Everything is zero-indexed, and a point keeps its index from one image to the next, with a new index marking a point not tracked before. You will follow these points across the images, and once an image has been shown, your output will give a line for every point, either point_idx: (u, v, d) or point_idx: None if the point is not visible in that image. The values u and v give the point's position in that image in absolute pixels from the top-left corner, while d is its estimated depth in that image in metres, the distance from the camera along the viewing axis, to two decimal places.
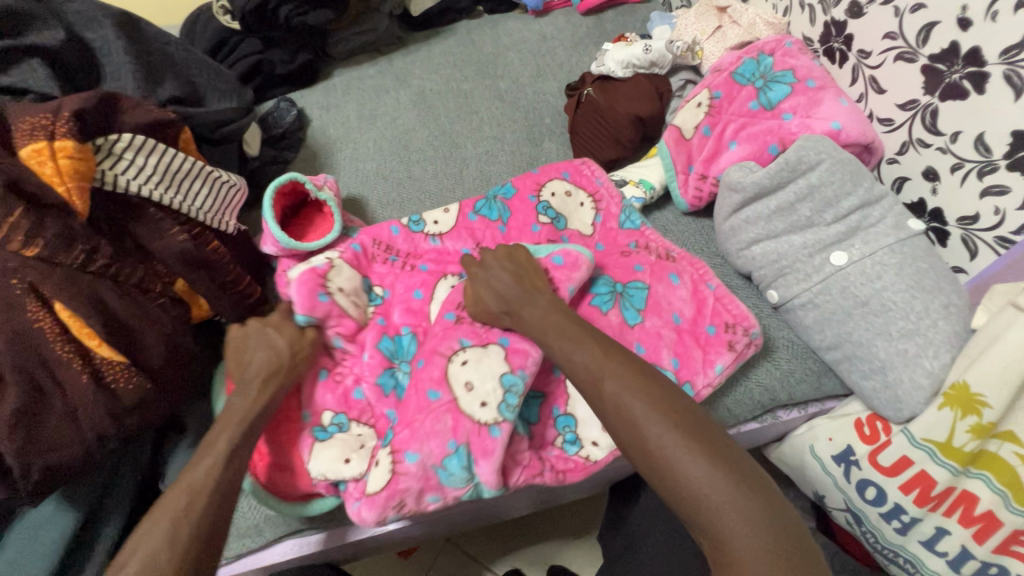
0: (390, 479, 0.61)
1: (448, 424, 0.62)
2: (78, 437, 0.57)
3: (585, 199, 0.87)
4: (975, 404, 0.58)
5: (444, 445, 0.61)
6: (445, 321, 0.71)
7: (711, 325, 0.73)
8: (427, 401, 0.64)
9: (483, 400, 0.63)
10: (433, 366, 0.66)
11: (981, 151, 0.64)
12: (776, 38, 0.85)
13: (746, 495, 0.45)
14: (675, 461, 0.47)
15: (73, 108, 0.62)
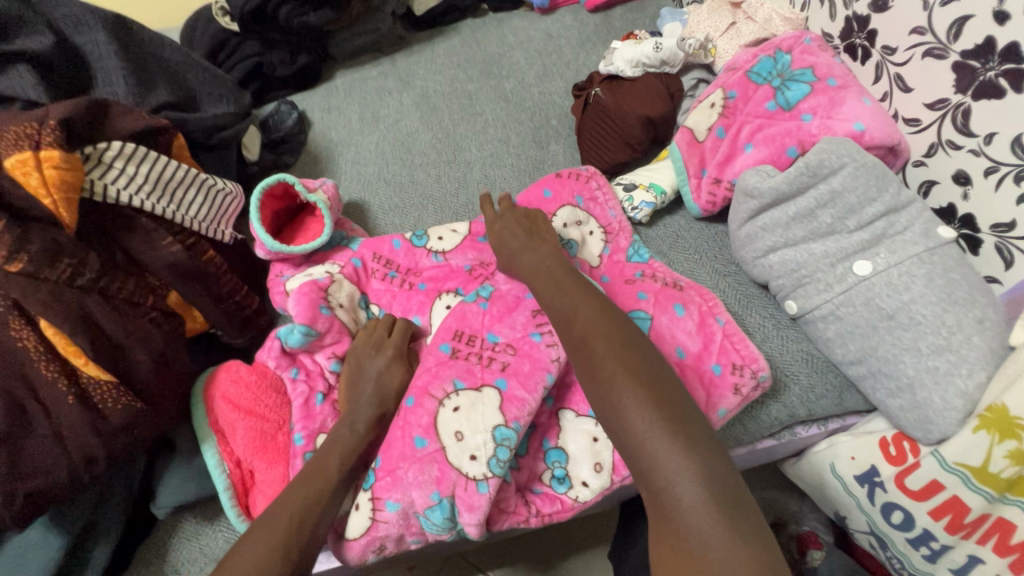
0: (370, 527, 0.61)
1: (433, 476, 0.61)
2: (64, 461, 0.54)
3: (595, 229, 0.83)
4: (1014, 428, 0.54)
5: (428, 496, 0.60)
6: (438, 354, 0.68)
7: (717, 364, 0.68)
8: (413, 450, 0.62)
9: (472, 453, 0.61)
10: (422, 411, 0.63)
11: (1019, 154, 0.60)
12: (794, 35, 0.81)
13: (704, 467, 0.45)
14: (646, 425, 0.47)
15: (59, 116, 0.59)
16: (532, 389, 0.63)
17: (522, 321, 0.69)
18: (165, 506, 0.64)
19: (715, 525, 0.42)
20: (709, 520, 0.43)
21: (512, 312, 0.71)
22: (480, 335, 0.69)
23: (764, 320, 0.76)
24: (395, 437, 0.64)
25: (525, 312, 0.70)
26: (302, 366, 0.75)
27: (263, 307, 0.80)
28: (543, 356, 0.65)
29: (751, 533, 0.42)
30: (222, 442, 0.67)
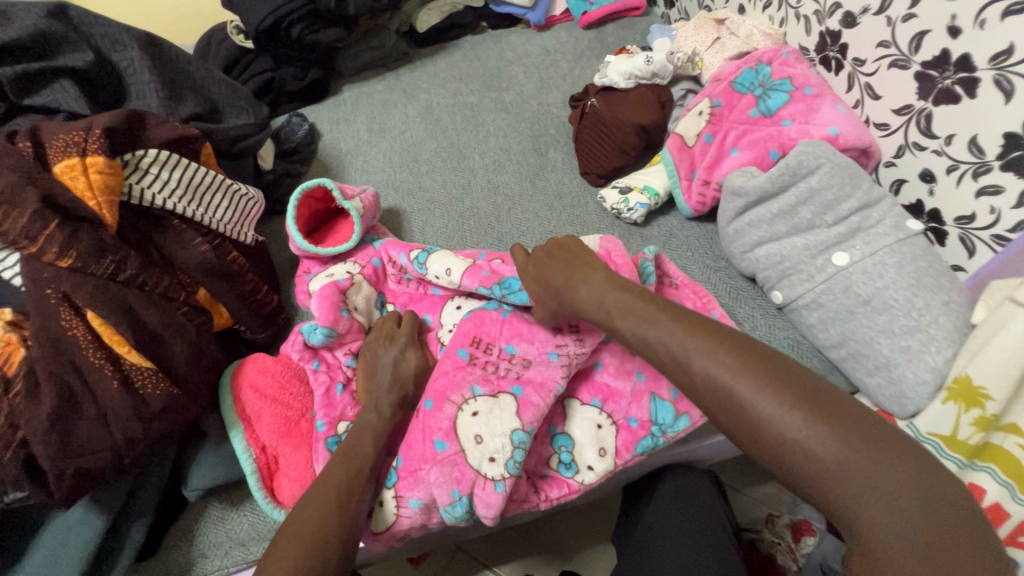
0: (395, 521, 0.65)
1: (453, 476, 0.65)
2: (109, 441, 0.58)
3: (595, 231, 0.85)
4: (978, 397, 0.60)
5: (448, 493, 0.64)
6: (456, 359, 0.71)
7: None
8: (433, 452, 0.66)
9: (491, 455, 0.65)
10: (442, 415, 0.67)
11: (975, 152, 0.66)
12: (773, 49, 0.88)
13: (788, 396, 0.46)
14: (769, 414, 0.46)
15: (103, 125, 0.65)
16: (546, 396, 0.68)
17: (541, 337, 0.72)
18: (197, 488, 0.68)
19: (824, 442, 0.43)
20: (812, 437, 0.44)
21: (532, 328, 0.73)
22: (497, 344, 0.73)
23: (752, 310, 0.82)
24: (416, 436, 0.67)
25: (545, 328, 0.73)
26: (322, 358, 0.79)
27: (282, 305, 0.85)
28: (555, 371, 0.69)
29: (866, 446, 0.43)
30: (249, 429, 0.71)
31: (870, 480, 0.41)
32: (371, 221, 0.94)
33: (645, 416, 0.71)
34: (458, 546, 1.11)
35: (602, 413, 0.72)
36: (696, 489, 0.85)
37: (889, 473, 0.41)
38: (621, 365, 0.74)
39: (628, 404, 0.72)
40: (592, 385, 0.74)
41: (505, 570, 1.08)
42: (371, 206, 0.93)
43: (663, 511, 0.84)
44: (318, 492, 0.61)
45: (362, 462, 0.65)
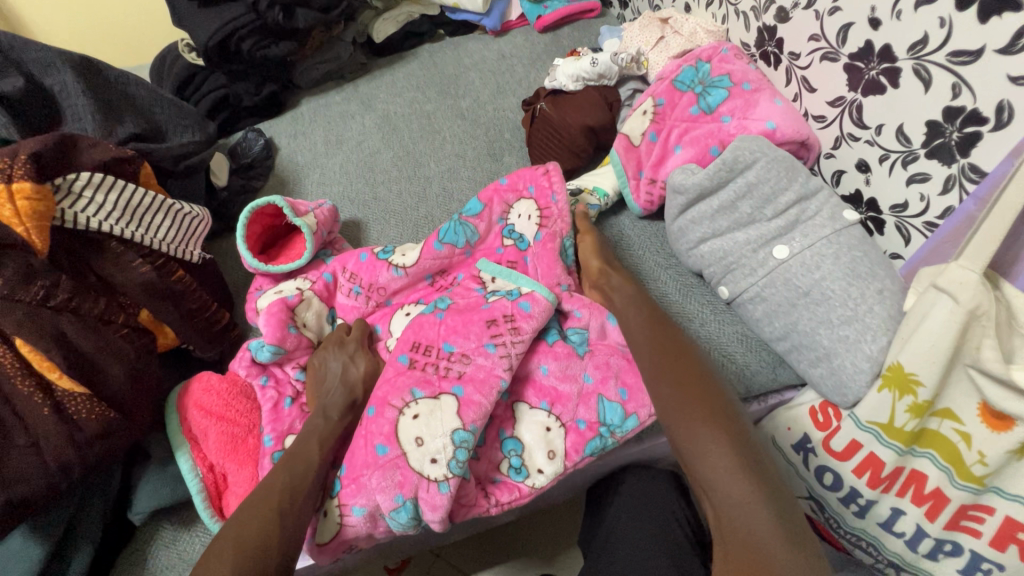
0: (339, 531, 0.65)
1: (396, 480, 0.64)
2: (42, 469, 0.58)
3: (533, 212, 0.84)
4: (910, 384, 0.60)
5: (392, 498, 0.64)
6: (397, 365, 0.72)
7: None
8: (375, 456, 0.66)
9: (433, 457, 0.65)
10: (384, 419, 0.67)
11: (902, 141, 0.67)
12: (712, 46, 0.89)
13: (695, 394, 0.59)
14: (696, 428, 0.56)
15: (30, 151, 0.64)
16: (487, 393, 0.68)
17: (476, 331, 0.72)
18: (142, 511, 0.67)
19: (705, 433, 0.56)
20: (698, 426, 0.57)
21: (468, 323, 0.73)
22: (436, 345, 0.73)
23: (702, 306, 0.82)
24: (359, 443, 0.67)
25: (481, 322, 0.73)
26: (271, 374, 0.79)
27: (233, 321, 0.85)
28: (495, 365, 0.70)
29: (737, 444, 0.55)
30: (195, 448, 0.71)
31: (761, 512, 0.50)
32: (327, 235, 0.93)
33: (592, 417, 0.71)
34: (435, 553, 1.10)
35: (550, 416, 0.72)
36: (654, 487, 0.86)
37: (785, 512, 0.50)
38: (565, 367, 0.73)
39: (575, 405, 0.72)
40: (537, 387, 0.74)
41: None
42: (329, 220, 0.92)
43: (623, 511, 0.84)
44: (262, 496, 0.60)
45: (307, 467, 0.64)
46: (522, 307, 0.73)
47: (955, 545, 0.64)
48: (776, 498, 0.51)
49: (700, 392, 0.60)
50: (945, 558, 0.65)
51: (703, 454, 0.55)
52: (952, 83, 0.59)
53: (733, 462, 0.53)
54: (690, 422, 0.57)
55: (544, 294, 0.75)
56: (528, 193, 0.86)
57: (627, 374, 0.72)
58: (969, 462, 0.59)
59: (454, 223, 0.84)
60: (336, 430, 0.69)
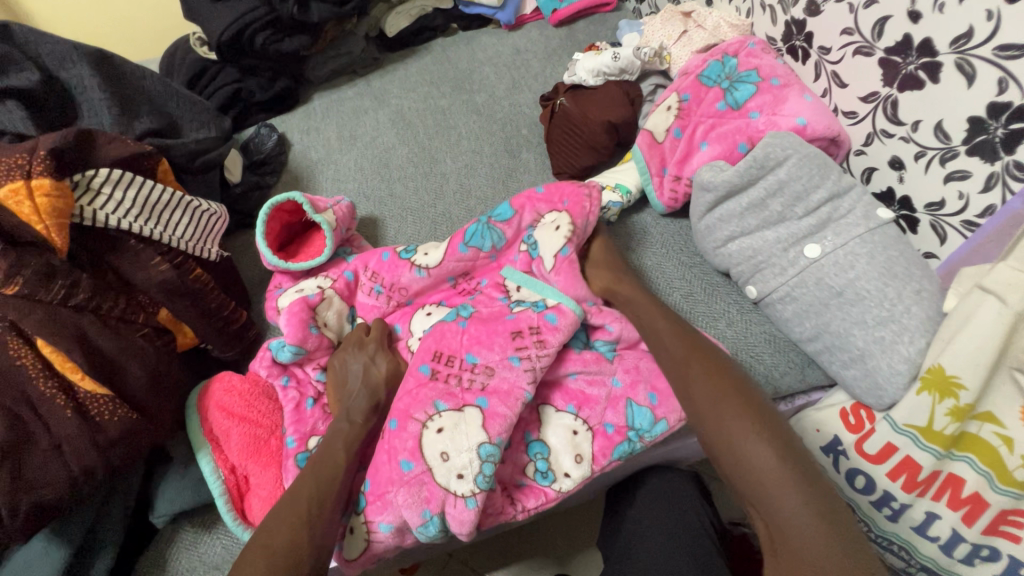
0: (367, 547, 0.64)
1: (423, 496, 0.63)
2: (64, 472, 0.57)
3: (565, 223, 0.80)
4: (952, 387, 0.59)
5: (419, 514, 0.63)
6: (418, 376, 0.70)
7: None
8: (400, 473, 0.64)
9: (459, 472, 0.63)
10: (407, 435, 0.66)
11: (941, 138, 0.65)
12: (739, 40, 0.87)
13: (722, 391, 0.58)
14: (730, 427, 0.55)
15: (48, 147, 0.63)
16: (512, 405, 0.66)
17: (501, 342, 0.71)
18: (163, 514, 0.66)
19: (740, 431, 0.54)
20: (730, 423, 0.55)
21: (492, 335, 0.72)
22: (459, 355, 0.72)
23: (728, 306, 0.81)
24: (383, 457, 0.66)
25: (506, 334, 0.72)
26: (292, 373, 0.78)
27: (251, 321, 0.83)
28: (519, 378, 0.68)
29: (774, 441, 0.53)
30: (217, 450, 0.69)
31: (806, 511, 0.48)
32: (345, 232, 0.92)
33: (620, 420, 0.70)
34: (450, 554, 1.09)
35: (577, 419, 0.71)
36: (676, 489, 0.84)
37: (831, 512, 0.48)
38: (594, 371, 0.73)
39: (603, 409, 0.71)
40: (565, 391, 0.73)
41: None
42: (347, 217, 0.91)
43: (645, 515, 0.82)
44: (290, 502, 0.59)
45: (333, 472, 0.63)
46: (548, 319, 0.72)
47: (993, 550, 0.62)
48: (815, 492, 0.50)
49: (730, 390, 0.58)
50: (981, 563, 0.63)
51: (737, 448, 0.53)
52: (999, 78, 0.58)
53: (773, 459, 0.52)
54: (721, 419, 0.56)
55: (571, 308, 0.73)
56: (563, 207, 0.83)
57: (656, 379, 0.72)
58: (1011, 467, 0.58)
59: (481, 225, 0.83)
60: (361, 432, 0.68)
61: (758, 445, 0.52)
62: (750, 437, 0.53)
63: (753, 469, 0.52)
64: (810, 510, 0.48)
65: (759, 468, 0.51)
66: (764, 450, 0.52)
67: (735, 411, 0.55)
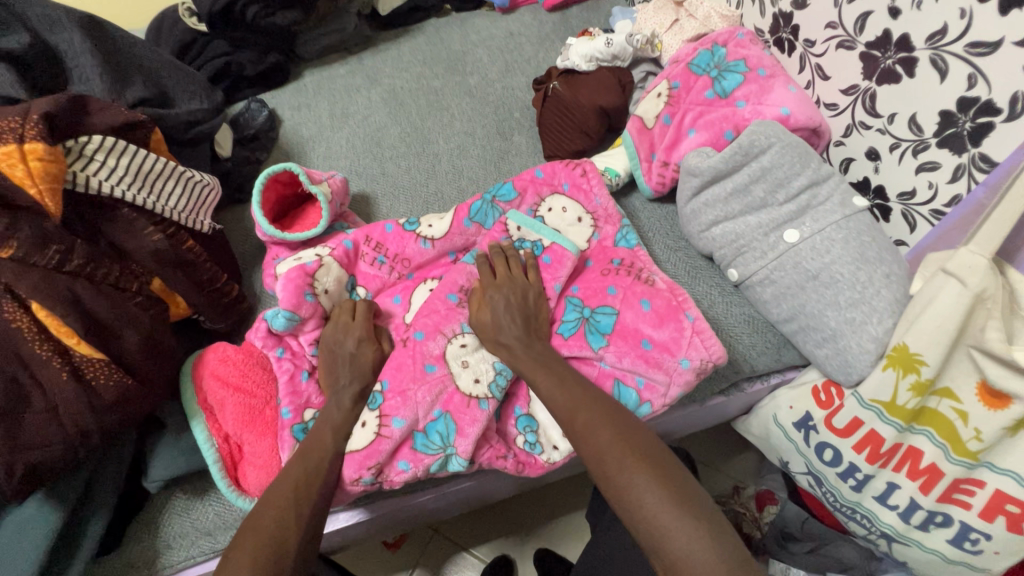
0: (374, 440, 0.69)
1: (440, 396, 0.72)
2: (60, 433, 0.58)
3: (583, 214, 0.87)
4: (914, 363, 0.63)
5: (430, 412, 0.71)
6: (447, 302, 0.79)
7: (684, 359, 0.72)
8: (423, 373, 0.73)
9: (477, 377, 0.73)
10: (434, 343, 0.75)
11: (914, 130, 0.69)
12: (728, 30, 0.89)
13: (598, 415, 0.58)
14: (613, 453, 0.53)
15: (41, 111, 0.62)
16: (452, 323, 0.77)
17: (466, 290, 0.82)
18: (157, 479, 0.67)
19: (622, 453, 0.53)
20: (605, 447, 0.54)
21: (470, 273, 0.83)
22: None
23: (710, 289, 0.84)
24: (383, 446, 0.68)
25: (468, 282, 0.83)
26: (287, 346, 0.79)
27: (242, 293, 0.84)
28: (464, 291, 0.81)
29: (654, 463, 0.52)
30: (211, 419, 0.71)
31: (676, 529, 0.48)
32: (340, 207, 0.93)
33: None
34: (435, 528, 1.12)
35: None
36: None
37: (708, 524, 0.48)
38: (581, 356, 0.75)
39: None
40: None
41: (483, 550, 1.10)
42: (341, 190, 0.92)
43: None
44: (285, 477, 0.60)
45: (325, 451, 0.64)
46: (544, 260, 0.82)
47: (945, 517, 0.68)
48: (692, 508, 0.49)
49: (605, 420, 0.57)
50: (935, 528, 0.69)
51: (624, 487, 0.51)
52: (968, 74, 0.61)
53: (649, 479, 0.51)
54: (600, 445, 0.55)
55: (566, 245, 0.83)
56: (564, 190, 0.89)
57: (646, 364, 0.73)
58: (965, 439, 0.63)
59: (485, 203, 0.87)
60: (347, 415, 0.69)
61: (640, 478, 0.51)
62: (632, 468, 0.52)
63: (635, 502, 0.50)
64: (695, 528, 0.47)
65: (640, 505, 0.50)
66: (642, 483, 0.51)
67: (614, 442, 0.54)
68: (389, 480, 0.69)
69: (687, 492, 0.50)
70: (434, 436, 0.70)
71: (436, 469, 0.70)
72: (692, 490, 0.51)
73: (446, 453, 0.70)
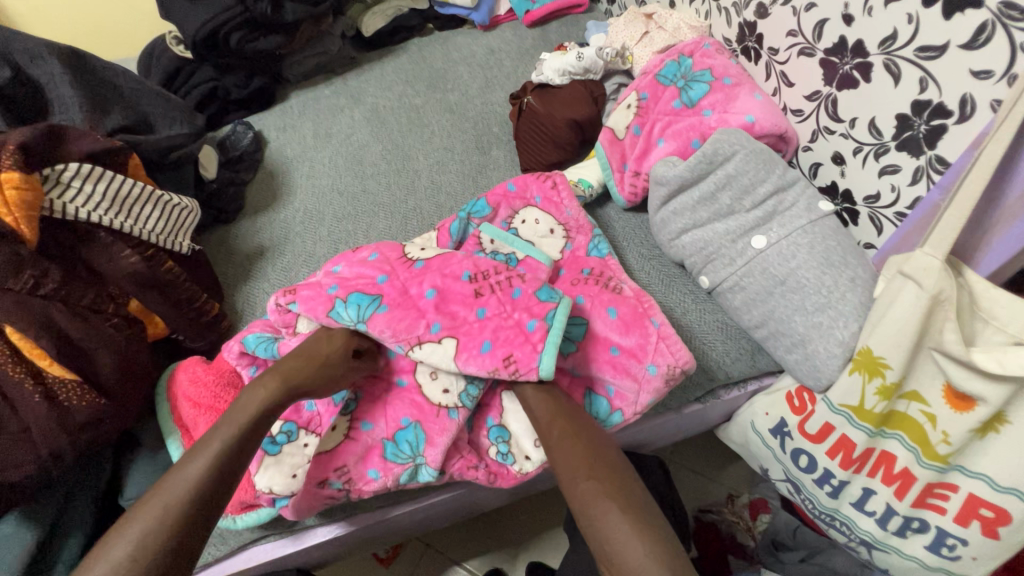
0: (343, 442, 0.71)
1: (410, 405, 0.73)
2: (32, 453, 0.60)
3: (555, 226, 0.88)
4: (879, 367, 0.62)
5: (399, 420, 0.72)
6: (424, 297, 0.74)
7: (652, 364, 0.72)
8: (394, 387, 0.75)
9: (445, 387, 0.72)
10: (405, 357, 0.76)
11: (874, 134, 0.69)
12: (694, 41, 0.91)
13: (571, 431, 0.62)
14: (576, 469, 0.58)
15: (16, 141, 0.65)
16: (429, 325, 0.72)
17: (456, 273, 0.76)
18: (133, 497, 0.68)
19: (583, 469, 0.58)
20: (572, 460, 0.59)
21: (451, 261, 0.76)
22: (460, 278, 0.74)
23: (683, 297, 0.84)
24: (351, 449, 0.71)
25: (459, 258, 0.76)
26: (262, 365, 0.76)
27: (223, 312, 0.86)
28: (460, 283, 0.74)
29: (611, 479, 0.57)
30: (188, 436, 0.72)
31: (621, 535, 0.52)
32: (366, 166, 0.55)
33: None
34: (426, 543, 1.12)
35: None
36: None
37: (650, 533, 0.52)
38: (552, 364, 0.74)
39: None
40: None
41: (474, 564, 1.10)
42: None
43: None
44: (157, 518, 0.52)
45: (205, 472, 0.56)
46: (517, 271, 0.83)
47: (921, 522, 0.67)
48: (640, 519, 0.53)
49: (575, 436, 0.61)
50: (912, 535, 0.68)
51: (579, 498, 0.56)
52: (919, 78, 0.62)
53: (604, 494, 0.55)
54: (565, 462, 0.59)
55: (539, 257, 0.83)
56: (536, 203, 0.90)
57: (615, 372, 0.73)
58: (934, 442, 0.62)
59: (462, 222, 0.87)
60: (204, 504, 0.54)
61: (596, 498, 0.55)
62: (591, 481, 0.56)
63: (588, 513, 0.55)
64: (641, 546, 0.51)
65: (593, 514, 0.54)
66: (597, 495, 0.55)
67: (577, 458, 0.59)
68: (357, 488, 0.70)
69: (638, 513, 0.54)
70: (403, 446, 0.71)
71: (406, 479, 0.71)
72: (643, 511, 0.54)
73: (416, 463, 0.71)
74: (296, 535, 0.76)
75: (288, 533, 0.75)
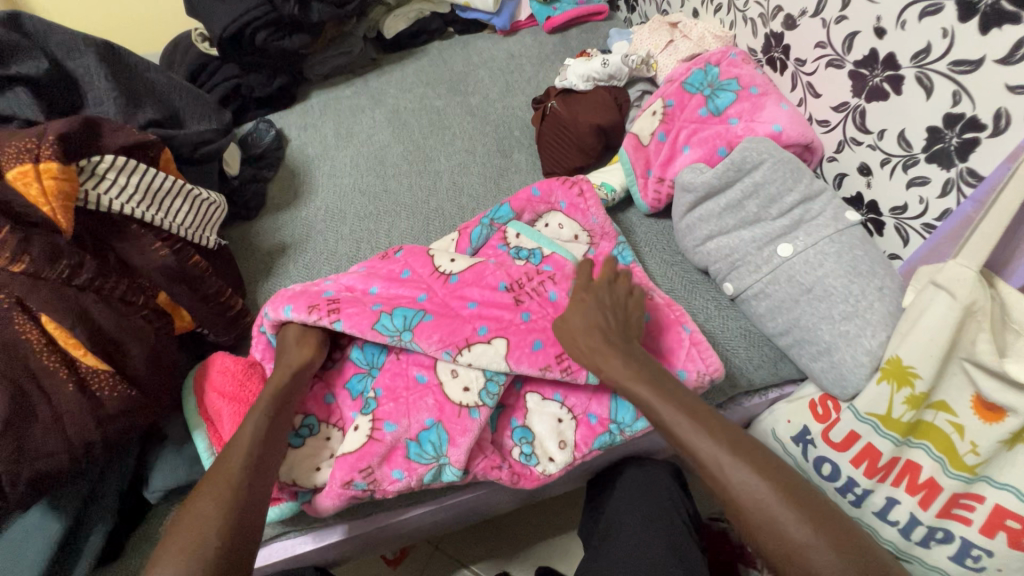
0: (365, 442, 0.69)
1: (431, 404, 0.71)
2: (65, 445, 0.59)
3: (579, 231, 0.89)
4: (908, 376, 0.63)
5: (422, 421, 0.70)
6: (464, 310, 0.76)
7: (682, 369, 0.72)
8: (415, 383, 0.73)
9: (466, 385, 0.71)
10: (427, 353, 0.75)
11: (903, 146, 0.70)
12: (721, 50, 0.92)
13: (749, 464, 0.54)
14: (780, 517, 0.52)
15: (56, 133, 0.66)
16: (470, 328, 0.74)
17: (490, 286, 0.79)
18: (158, 489, 0.68)
19: (787, 513, 0.52)
20: (766, 502, 0.52)
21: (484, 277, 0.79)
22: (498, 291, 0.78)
23: (706, 303, 0.85)
24: (375, 449, 0.69)
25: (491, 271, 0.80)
26: None
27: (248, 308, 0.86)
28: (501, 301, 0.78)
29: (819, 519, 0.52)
30: (212, 428, 0.71)
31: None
32: None
33: (604, 413, 0.74)
34: (435, 545, 1.12)
35: (562, 408, 0.75)
36: (651, 478, 0.88)
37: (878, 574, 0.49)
38: None
39: (588, 399, 0.75)
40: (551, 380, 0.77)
41: (482, 567, 1.09)
42: None
43: (621, 502, 0.85)
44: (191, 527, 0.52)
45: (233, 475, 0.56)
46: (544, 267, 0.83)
47: (946, 533, 0.67)
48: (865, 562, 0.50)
49: (754, 466, 0.54)
50: (936, 545, 0.68)
51: (790, 547, 0.51)
52: (953, 91, 0.63)
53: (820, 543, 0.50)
54: (759, 507, 0.52)
55: (565, 255, 0.84)
56: (561, 208, 0.91)
57: None
58: (962, 452, 0.62)
59: (485, 227, 0.88)
60: (245, 485, 0.56)
61: (793, 520, 0.51)
62: (803, 524, 0.51)
63: (805, 559, 0.50)
64: None
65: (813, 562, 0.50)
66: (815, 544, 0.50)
67: (775, 500, 0.52)
68: (382, 488, 0.69)
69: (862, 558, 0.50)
70: (427, 446, 0.70)
71: (430, 479, 0.70)
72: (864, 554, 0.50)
73: (439, 463, 0.69)
74: (316, 533, 0.76)
75: (308, 530, 0.75)
